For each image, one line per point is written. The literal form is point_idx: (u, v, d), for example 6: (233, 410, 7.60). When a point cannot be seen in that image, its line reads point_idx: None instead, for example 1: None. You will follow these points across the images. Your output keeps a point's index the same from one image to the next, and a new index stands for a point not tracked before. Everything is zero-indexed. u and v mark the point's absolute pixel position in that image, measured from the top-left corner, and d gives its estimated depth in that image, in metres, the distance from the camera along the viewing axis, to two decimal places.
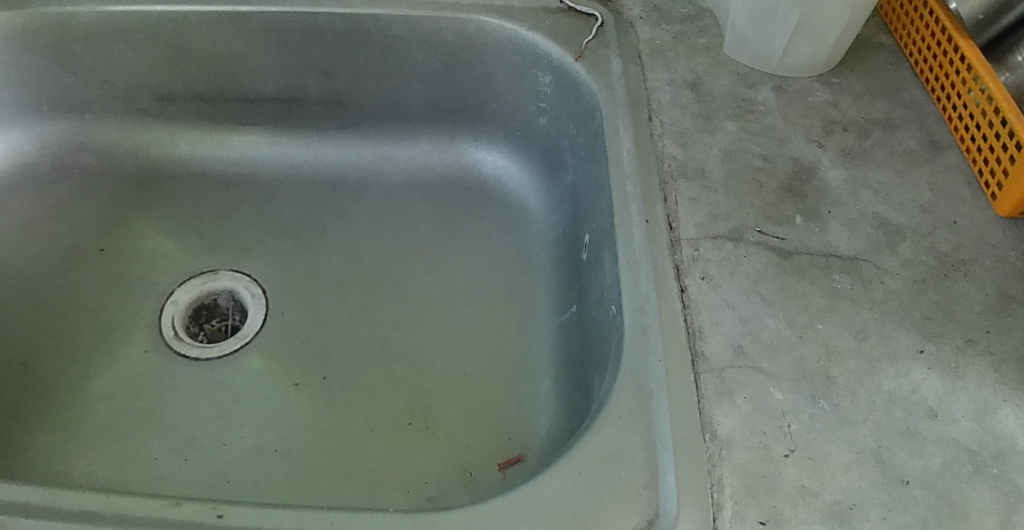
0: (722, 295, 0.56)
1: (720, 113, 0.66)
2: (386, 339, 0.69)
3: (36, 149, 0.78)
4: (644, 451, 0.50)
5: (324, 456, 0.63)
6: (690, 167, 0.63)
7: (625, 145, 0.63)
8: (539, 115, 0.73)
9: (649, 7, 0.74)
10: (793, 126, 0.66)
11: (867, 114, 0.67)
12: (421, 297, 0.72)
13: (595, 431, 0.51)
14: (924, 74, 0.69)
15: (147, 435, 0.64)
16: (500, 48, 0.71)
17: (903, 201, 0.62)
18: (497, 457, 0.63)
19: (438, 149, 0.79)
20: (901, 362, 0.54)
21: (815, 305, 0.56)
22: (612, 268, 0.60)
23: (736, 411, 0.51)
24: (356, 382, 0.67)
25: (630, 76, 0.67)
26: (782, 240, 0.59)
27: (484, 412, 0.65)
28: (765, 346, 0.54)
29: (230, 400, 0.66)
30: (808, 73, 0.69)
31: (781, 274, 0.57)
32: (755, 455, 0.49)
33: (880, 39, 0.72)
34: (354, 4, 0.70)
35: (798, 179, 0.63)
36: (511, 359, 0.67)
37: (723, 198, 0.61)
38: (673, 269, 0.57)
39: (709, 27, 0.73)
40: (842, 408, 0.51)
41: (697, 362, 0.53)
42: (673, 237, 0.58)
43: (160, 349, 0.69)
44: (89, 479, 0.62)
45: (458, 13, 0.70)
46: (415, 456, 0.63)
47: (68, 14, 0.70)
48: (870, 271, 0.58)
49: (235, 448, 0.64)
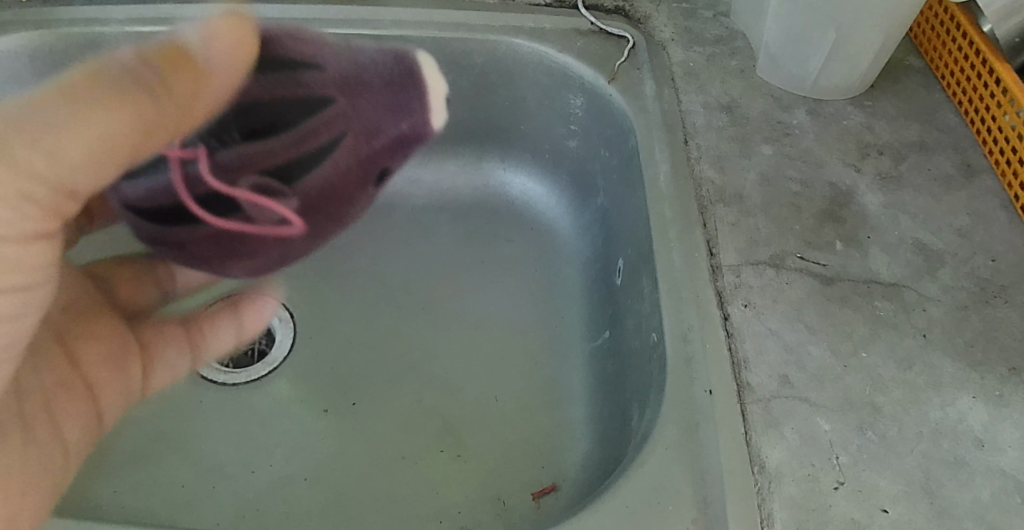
0: (766, 323, 0.55)
1: (756, 136, 0.66)
2: (417, 365, 0.68)
3: None
4: (691, 484, 0.49)
5: (355, 485, 0.62)
6: (729, 192, 0.62)
7: (662, 169, 0.62)
8: (569, 137, 0.72)
9: (680, 28, 0.73)
10: (829, 149, 0.65)
11: (902, 137, 0.66)
12: (450, 322, 0.71)
13: (641, 464, 0.50)
14: (958, 97, 0.68)
15: (174, 463, 0.63)
16: (532, 70, 0.71)
17: (941, 227, 0.61)
18: (531, 487, 0.62)
19: (466, 171, 0.78)
20: (946, 391, 0.53)
21: (859, 333, 0.55)
22: (650, 294, 0.59)
23: (784, 443, 0.50)
24: (386, 409, 0.66)
25: (663, 98, 0.67)
26: (824, 267, 0.58)
27: (517, 439, 0.64)
28: (811, 375, 0.53)
29: (258, 427, 0.65)
30: (842, 96, 0.69)
31: (824, 301, 0.56)
32: (804, 487, 0.48)
33: (911, 61, 0.72)
34: (384, 26, 0.70)
35: (836, 204, 0.62)
36: (543, 386, 0.67)
37: (763, 223, 0.60)
38: (716, 296, 0.56)
39: (741, 50, 0.72)
40: (890, 438, 0.51)
41: (743, 392, 0.52)
42: (713, 263, 0.58)
43: (186, 374, 0.68)
44: (115, 508, 0.61)
45: (489, 35, 0.70)
46: (447, 485, 0.62)
47: (97, 35, 0.70)
48: (911, 298, 0.57)
49: (264, 477, 0.62)
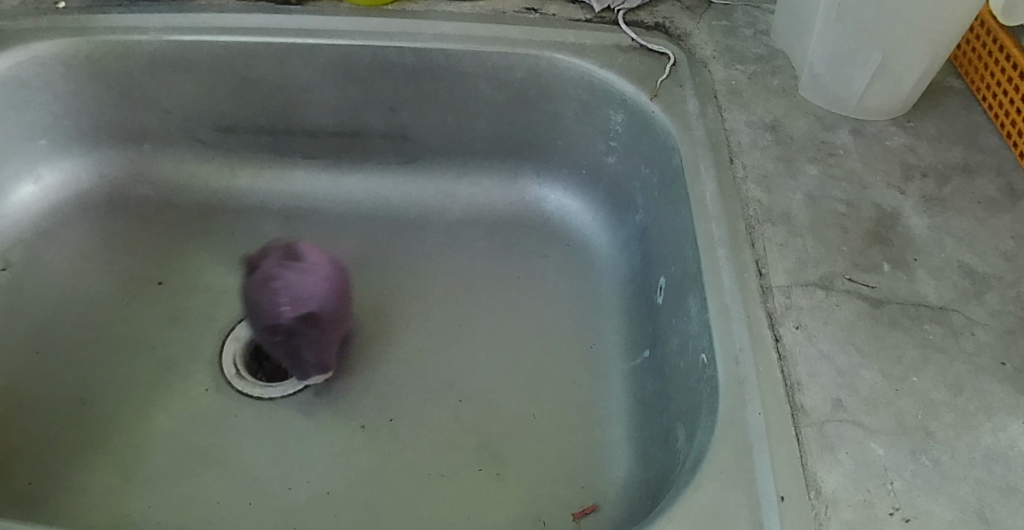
0: (818, 346, 0.54)
1: (801, 157, 0.65)
2: (454, 382, 0.68)
3: (92, 178, 0.77)
4: (747, 508, 0.48)
5: (392, 502, 0.61)
6: (776, 212, 0.61)
7: (708, 188, 0.62)
8: (608, 154, 0.72)
9: (722, 47, 0.73)
10: (873, 170, 0.65)
11: (945, 159, 0.66)
12: (486, 340, 0.70)
13: (694, 488, 0.49)
14: (998, 119, 0.68)
15: (210, 477, 0.62)
16: (572, 85, 0.70)
17: (987, 249, 0.60)
18: (572, 507, 0.61)
19: (501, 187, 0.78)
20: (997, 417, 0.52)
21: (909, 357, 0.54)
22: (698, 314, 0.58)
23: (840, 467, 0.49)
24: (424, 425, 0.65)
25: (707, 116, 0.66)
26: (873, 289, 0.58)
27: (557, 457, 0.63)
28: (863, 399, 0.52)
29: (294, 442, 0.64)
30: (885, 117, 0.68)
31: (874, 324, 0.56)
32: (859, 513, 0.47)
33: (951, 83, 0.72)
34: (424, 39, 0.70)
35: (882, 226, 0.61)
36: (581, 405, 0.66)
37: (811, 244, 0.60)
38: (767, 317, 0.55)
39: (783, 68, 0.72)
40: (943, 464, 0.49)
41: (797, 416, 0.51)
42: (764, 284, 0.57)
43: (221, 388, 0.67)
44: (150, 523, 0.60)
45: (531, 49, 0.69)
46: (487, 504, 0.61)
47: (133, 44, 0.70)
48: (959, 321, 0.56)
49: (301, 493, 0.61)
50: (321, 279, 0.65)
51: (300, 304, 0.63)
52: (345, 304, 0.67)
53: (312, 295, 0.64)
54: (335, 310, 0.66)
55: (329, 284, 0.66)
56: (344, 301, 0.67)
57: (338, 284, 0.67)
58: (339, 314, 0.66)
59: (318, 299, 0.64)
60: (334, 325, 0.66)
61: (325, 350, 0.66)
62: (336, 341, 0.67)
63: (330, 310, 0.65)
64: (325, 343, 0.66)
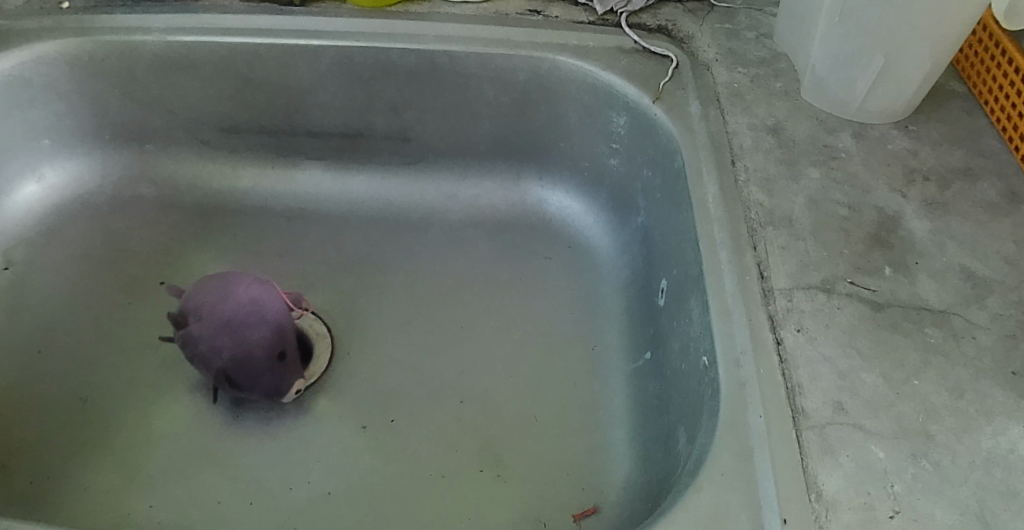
0: (819, 349, 0.54)
1: (803, 160, 0.65)
2: (455, 383, 0.68)
3: (95, 178, 0.77)
4: (748, 510, 0.48)
5: (393, 503, 0.61)
6: (777, 215, 0.62)
7: (710, 191, 0.62)
8: (610, 156, 0.72)
9: (724, 49, 0.73)
10: (875, 174, 0.65)
11: (947, 163, 0.66)
12: (487, 341, 0.70)
13: (695, 490, 0.49)
14: (1000, 122, 0.68)
15: (212, 477, 0.62)
16: (574, 87, 0.70)
17: (988, 253, 0.60)
18: (572, 508, 0.61)
19: (503, 188, 0.78)
20: (998, 421, 0.52)
21: (910, 360, 0.54)
22: (700, 316, 0.58)
23: (840, 470, 0.49)
24: (425, 425, 0.65)
25: (710, 119, 0.66)
26: (874, 292, 0.58)
27: (558, 458, 0.64)
28: (864, 402, 0.52)
29: (295, 442, 0.64)
30: (887, 121, 0.68)
31: (875, 327, 0.56)
32: (860, 516, 0.47)
33: (953, 87, 0.72)
34: (428, 41, 0.70)
35: (884, 229, 0.62)
36: (582, 406, 0.66)
37: (812, 247, 0.60)
38: (768, 320, 0.56)
39: (786, 71, 0.72)
40: (944, 467, 0.49)
41: (798, 418, 0.51)
42: (765, 287, 0.57)
43: (223, 388, 0.67)
44: (152, 522, 0.60)
45: (534, 51, 0.69)
46: (487, 505, 0.61)
47: (137, 44, 0.70)
48: (960, 325, 0.56)
49: (303, 493, 0.62)
50: (219, 330, 0.63)
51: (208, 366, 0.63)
52: (257, 339, 0.63)
53: (216, 349, 0.63)
54: (242, 351, 0.63)
55: (226, 334, 0.63)
56: (254, 337, 0.63)
57: (242, 324, 0.63)
58: (251, 351, 0.63)
59: (221, 354, 0.62)
60: (248, 366, 0.63)
61: (256, 387, 0.64)
62: (263, 375, 0.63)
63: (237, 359, 0.63)
64: (250, 384, 0.64)
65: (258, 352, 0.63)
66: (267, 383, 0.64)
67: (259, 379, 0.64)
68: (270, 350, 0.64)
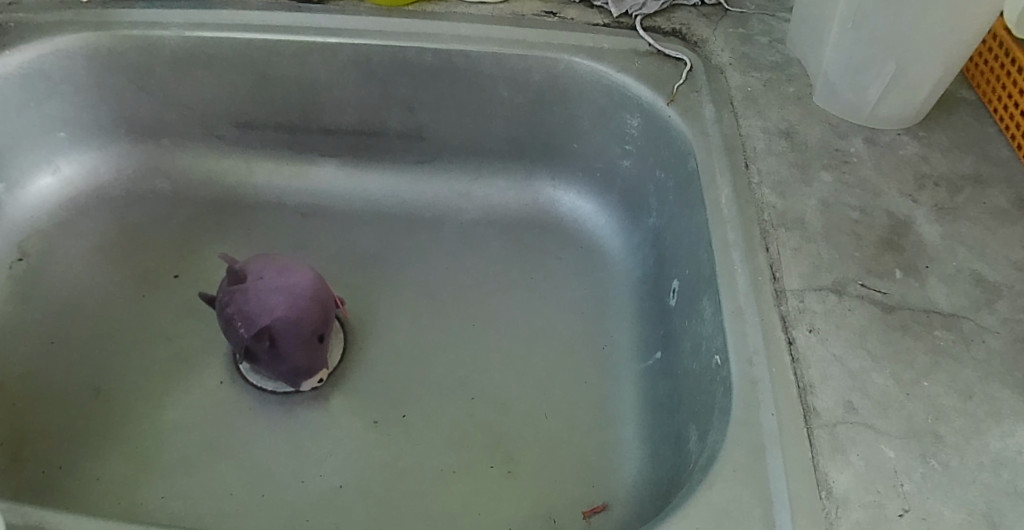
0: (830, 349, 0.55)
1: (815, 164, 0.66)
2: (466, 380, 0.68)
3: (111, 171, 0.78)
4: (759, 506, 0.49)
5: (405, 497, 0.62)
6: (790, 217, 0.62)
7: (723, 192, 0.62)
8: (622, 157, 0.73)
9: (738, 54, 0.74)
10: (886, 179, 0.66)
11: (957, 169, 0.66)
12: (499, 338, 0.71)
13: (706, 487, 0.50)
14: (1009, 130, 0.68)
15: (223, 469, 0.63)
16: (589, 88, 0.71)
17: (997, 258, 0.61)
18: (582, 505, 0.61)
19: (515, 188, 0.78)
20: (1006, 423, 0.52)
21: (921, 363, 0.55)
22: (712, 316, 0.59)
23: (851, 468, 0.49)
24: (436, 421, 0.66)
25: (723, 121, 0.67)
26: (885, 295, 0.58)
27: (568, 456, 0.64)
28: (875, 402, 0.53)
29: (307, 435, 0.65)
30: (898, 126, 0.69)
31: (886, 329, 0.56)
32: (870, 514, 0.47)
33: (963, 94, 0.72)
34: (445, 40, 0.70)
35: (894, 233, 0.62)
36: (592, 405, 0.67)
37: (824, 249, 0.61)
38: (780, 320, 0.56)
39: (799, 76, 0.73)
40: (953, 468, 0.50)
41: (810, 417, 0.52)
42: (778, 288, 0.58)
43: (236, 381, 0.68)
44: (164, 512, 0.60)
45: (549, 52, 0.70)
46: (498, 501, 0.61)
47: (156, 39, 0.70)
48: (970, 328, 0.57)
49: (314, 487, 0.62)
50: (279, 292, 0.62)
51: (251, 322, 0.61)
52: (309, 315, 0.62)
53: (269, 312, 0.61)
54: (291, 322, 0.61)
55: (284, 298, 0.61)
56: (306, 311, 0.62)
57: (302, 296, 0.62)
58: (300, 324, 0.62)
59: (272, 314, 0.61)
60: (292, 338, 0.62)
61: (286, 360, 0.63)
62: (299, 351, 0.63)
63: (284, 326, 0.61)
64: (284, 355, 0.63)
65: (305, 327, 0.62)
66: (299, 361, 0.63)
67: (294, 353, 0.63)
68: (315, 328, 0.63)
